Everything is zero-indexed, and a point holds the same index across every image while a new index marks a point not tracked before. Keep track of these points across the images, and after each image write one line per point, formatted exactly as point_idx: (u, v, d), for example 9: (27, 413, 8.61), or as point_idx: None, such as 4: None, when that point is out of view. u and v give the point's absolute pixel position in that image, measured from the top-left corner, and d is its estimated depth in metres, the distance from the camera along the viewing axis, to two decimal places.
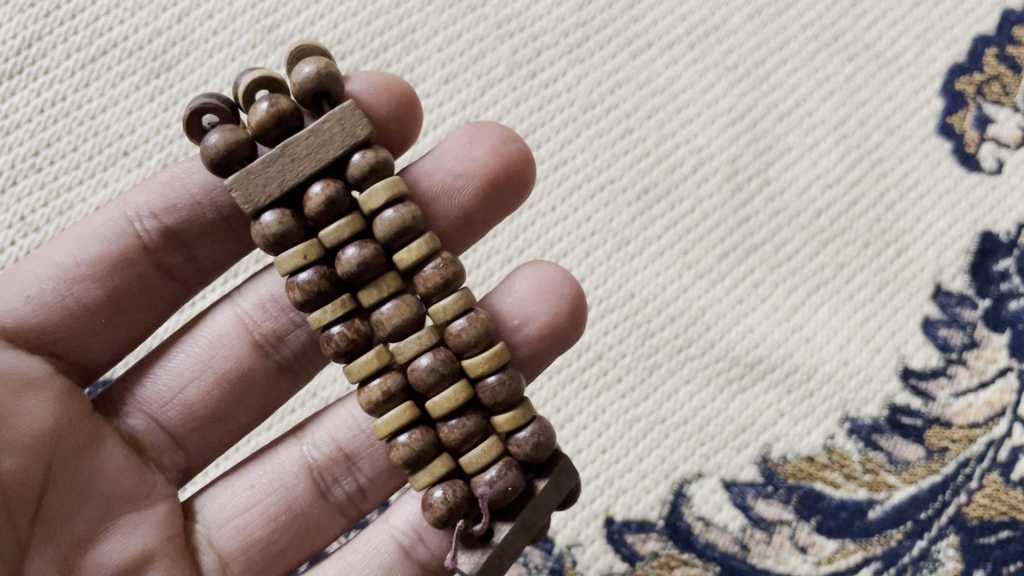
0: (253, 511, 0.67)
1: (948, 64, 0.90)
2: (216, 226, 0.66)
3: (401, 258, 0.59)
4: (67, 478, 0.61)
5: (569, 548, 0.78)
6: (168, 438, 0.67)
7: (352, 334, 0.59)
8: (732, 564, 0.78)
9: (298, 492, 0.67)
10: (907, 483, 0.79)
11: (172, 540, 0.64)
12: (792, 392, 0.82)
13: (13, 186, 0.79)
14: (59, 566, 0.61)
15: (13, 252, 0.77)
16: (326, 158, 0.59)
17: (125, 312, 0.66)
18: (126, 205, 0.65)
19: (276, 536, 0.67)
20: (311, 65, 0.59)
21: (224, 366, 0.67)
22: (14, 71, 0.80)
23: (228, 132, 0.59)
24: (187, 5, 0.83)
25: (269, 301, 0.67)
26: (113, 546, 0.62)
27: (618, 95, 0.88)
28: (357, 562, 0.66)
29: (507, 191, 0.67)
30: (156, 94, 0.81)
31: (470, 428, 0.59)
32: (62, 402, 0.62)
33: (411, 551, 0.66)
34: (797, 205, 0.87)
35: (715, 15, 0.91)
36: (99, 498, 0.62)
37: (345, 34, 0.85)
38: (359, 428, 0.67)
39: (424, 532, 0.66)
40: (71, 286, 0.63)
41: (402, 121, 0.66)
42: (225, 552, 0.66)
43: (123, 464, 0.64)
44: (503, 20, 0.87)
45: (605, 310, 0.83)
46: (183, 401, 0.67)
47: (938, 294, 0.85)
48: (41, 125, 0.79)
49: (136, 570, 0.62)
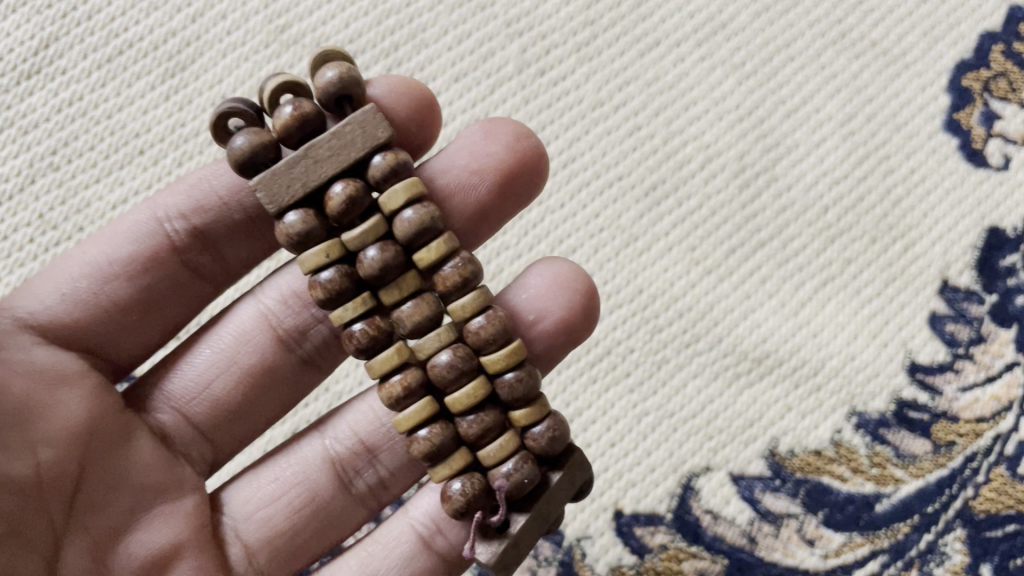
0: (278, 503, 0.68)
1: (954, 61, 0.91)
2: (242, 225, 0.67)
3: (421, 258, 0.60)
4: (99, 471, 0.63)
5: (578, 541, 0.79)
6: (196, 432, 0.68)
7: (373, 331, 0.60)
8: (740, 557, 0.79)
9: (321, 484, 0.68)
10: (914, 476, 0.80)
11: (200, 531, 0.66)
12: (799, 386, 0.83)
13: (31, 185, 0.80)
14: (91, 556, 0.62)
15: (32, 250, 0.79)
16: (347, 160, 0.60)
17: (154, 310, 0.67)
18: (155, 207, 0.66)
19: (300, 527, 0.68)
20: (334, 70, 0.61)
21: (249, 362, 0.68)
22: (32, 72, 0.81)
23: (253, 135, 0.60)
24: (201, 6, 0.84)
25: (291, 296, 0.68)
26: (144, 536, 0.64)
27: (626, 92, 0.89)
28: (378, 553, 0.67)
29: (522, 186, 0.68)
30: (171, 93, 0.83)
31: (488, 423, 0.60)
32: (95, 397, 0.64)
33: (429, 541, 0.67)
34: (805, 201, 0.88)
35: (722, 12, 0.91)
36: (130, 491, 0.64)
37: (356, 34, 0.86)
38: (380, 421, 0.68)
39: (445, 524, 0.66)
40: (103, 286, 0.65)
41: (421, 122, 0.67)
42: (252, 543, 0.67)
43: (153, 457, 0.65)
44: (512, 19, 0.88)
45: (614, 306, 0.84)
46: (209, 396, 0.68)
47: (945, 290, 0.85)
48: (58, 124, 0.81)
49: (166, 560, 0.64)
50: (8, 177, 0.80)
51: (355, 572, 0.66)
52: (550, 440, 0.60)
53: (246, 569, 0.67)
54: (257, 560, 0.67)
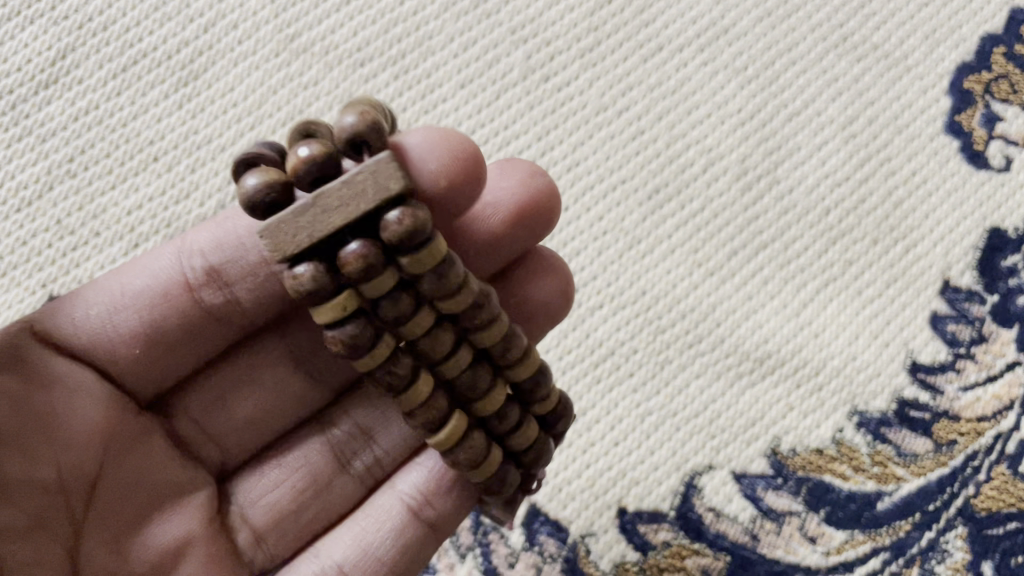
0: (281, 486, 0.71)
1: (956, 63, 0.92)
2: (258, 268, 0.66)
3: (411, 262, 0.59)
4: (111, 470, 0.65)
5: (582, 538, 0.80)
6: (206, 435, 0.70)
7: (400, 374, 0.61)
8: (742, 554, 0.80)
9: (321, 467, 0.71)
10: (915, 475, 0.81)
11: (209, 525, 0.68)
12: (801, 386, 0.84)
13: (49, 192, 0.82)
14: (109, 551, 0.64)
15: (50, 254, 0.80)
16: (358, 212, 0.58)
17: (169, 347, 0.67)
18: (180, 244, 0.67)
19: (302, 509, 0.71)
20: (354, 114, 0.60)
21: (261, 376, 0.70)
22: (49, 81, 0.84)
23: (264, 173, 0.58)
24: (213, 16, 0.86)
25: (303, 318, 0.70)
26: (156, 532, 0.66)
27: (629, 97, 0.90)
28: (370, 526, 0.69)
29: (536, 219, 0.69)
30: (185, 101, 0.85)
31: (516, 421, 0.65)
32: (112, 403, 0.66)
33: (418, 511, 0.69)
34: (807, 204, 0.89)
35: (724, 17, 0.93)
36: (145, 489, 0.66)
37: (365, 41, 0.88)
38: (373, 404, 0.71)
39: (433, 496, 0.69)
40: (121, 310, 0.66)
41: (458, 181, 0.65)
42: (259, 526, 0.70)
43: (166, 457, 0.68)
44: (517, 26, 0.90)
45: (617, 307, 0.85)
46: (221, 406, 0.70)
47: (946, 290, 0.86)
48: (75, 132, 0.83)
49: (178, 554, 0.66)
50: (27, 184, 0.82)
51: (349, 545, 0.68)
52: (535, 391, 0.66)
53: (254, 552, 0.70)
54: (265, 545, 0.70)
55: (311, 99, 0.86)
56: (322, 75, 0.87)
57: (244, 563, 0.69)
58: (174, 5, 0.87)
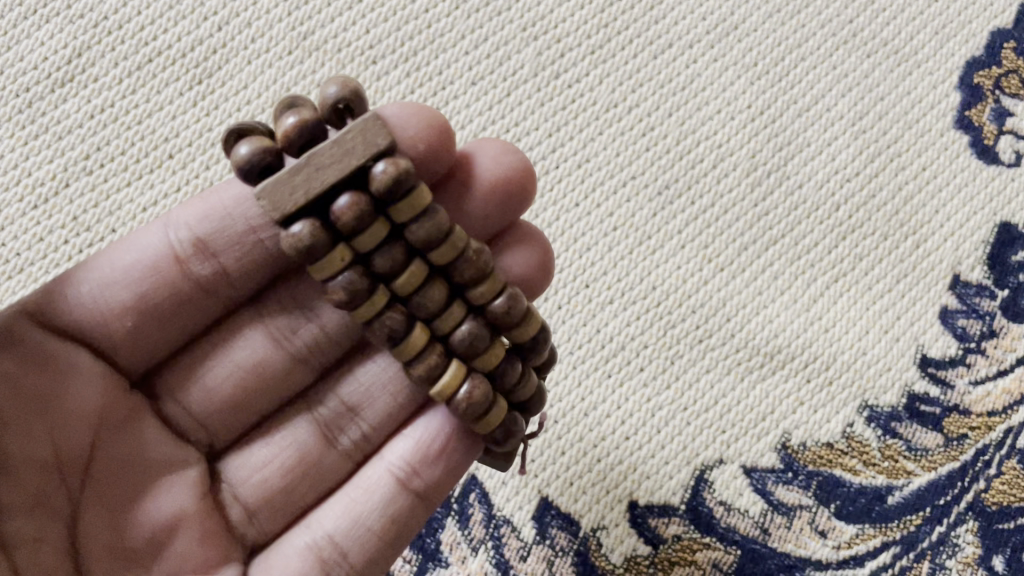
0: (270, 464, 0.71)
1: (965, 59, 0.92)
2: (244, 237, 0.67)
3: (394, 212, 0.62)
4: (109, 447, 0.66)
5: (593, 531, 0.81)
6: (193, 419, 0.70)
7: (396, 322, 0.63)
8: (753, 547, 0.80)
9: (309, 445, 0.71)
10: (926, 470, 0.81)
11: (204, 501, 0.68)
12: (811, 381, 0.84)
13: (66, 188, 0.83)
14: (108, 525, 0.65)
15: (68, 251, 0.81)
16: (349, 167, 0.61)
17: (160, 320, 0.67)
18: (165, 219, 0.67)
19: (292, 485, 0.71)
20: (336, 86, 0.63)
21: (245, 356, 0.70)
22: (65, 80, 0.85)
23: (254, 142, 0.61)
24: (226, 14, 0.87)
25: (286, 297, 0.70)
26: (153, 508, 0.66)
27: (639, 93, 0.90)
28: (360, 498, 0.69)
29: (520, 197, 0.70)
30: (199, 98, 0.85)
31: (516, 373, 0.66)
32: (107, 382, 0.67)
33: (406, 482, 0.70)
34: (817, 199, 0.89)
35: (734, 14, 0.93)
36: (141, 464, 0.67)
37: (377, 40, 0.89)
38: (359, 382, 0.72)
39: (421, 464, 0.69)
40: (109, 289, 0.66)
41: (437, 149, 0.66)
42: (251, 502, 0.70)
43: (159, 436, 0.68)
44: (527, 23, 0.91)
45: (627, 302, 0.86)
46: (206, 387, 0.70)
47: (956, 285, 0.87)
48: (91, 130, 0.84)
49: (173, 529, 0.66)
50: (43, 180, 0.83)
51: (341, 516, 0.69)
52: (536, 346, 0.66)
53: (247, 529, 0.70)
54: (257, 523, 0.70)
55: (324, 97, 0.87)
56: (334, 73, 0.87)
57: (239, 538, 0.69)
58: (188, 4, 0.87)
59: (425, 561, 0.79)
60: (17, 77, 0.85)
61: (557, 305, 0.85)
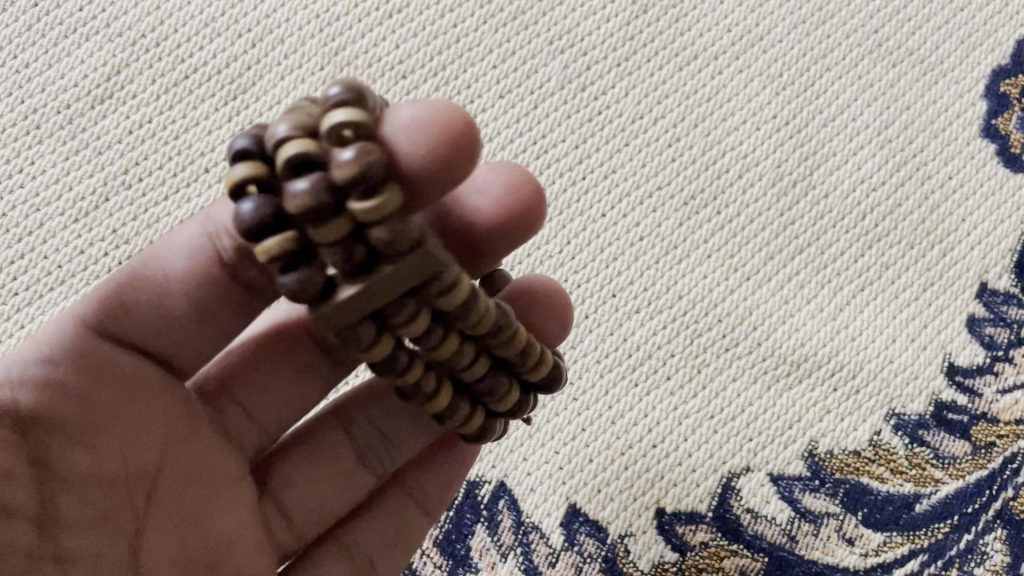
0: (303, 476, 0.68)
1: (992, 67, 0.93)
2: None
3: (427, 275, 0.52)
4: (175, 461, 0.61)
5: (621, 538, 0.81)
6: (244, 421, 0.66)
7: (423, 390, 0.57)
8: (780, 555, 0.81)
9: (341, 457, 0.69)
10: (954, 477, 0.82)
11: (253, 513, 0.65)
12: (837, 390, 0.85)
13: (106, 202, 0.85)
14: (175, 542, 0.60)
15: (108, 263, 0.83)
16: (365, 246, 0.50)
17: (200, 326, 0.60)
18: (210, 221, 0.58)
19: (325, 499, 0.69)
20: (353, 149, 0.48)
21: (292, 363, 0.66)
22: (105, 97, 0.87)
23: (263, 201, 0.49)
24: (260, 31, 0.89)
25: None
26: (213, 525, 0.62)
27: (665, 105, 0.91)
28: (381, 515, 0.71)
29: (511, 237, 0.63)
30: (233, 113, 0.87)
31: (525, 404, 0.62)
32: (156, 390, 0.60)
33: (418, 499, 0.71)
34: (842, 208, 0.90)
35: (759, 25, 0.94)
36: (204, 477, 0.62)
37: (407, 54, 0.90)
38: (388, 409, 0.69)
39: (426, 482, 0.71)
40: (150, 298, 0.58)
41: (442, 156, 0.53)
42: (290, 510, 0.68)
43: (214, 445, 0.64)
44: (554, 36, 0.92)
45: (654, 311, 0.86)
46: (258, 395, 0.66)
47: (984, 293, 0.87)
48: (130, 145, 0.86)
49: (233, 541, 0.63)
50: (84, 195, 0.85)
51: (367, 531, 0.70)
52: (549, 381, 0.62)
53: (287, 537, 0.68)
54: (297, 530, 0.68)
55: None
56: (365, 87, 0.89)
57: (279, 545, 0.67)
58: (222, 20, 0.89)
59: (456, 567, 0.80)
60: (58, 94, 0.87)
61: (584, 315, 0.86)
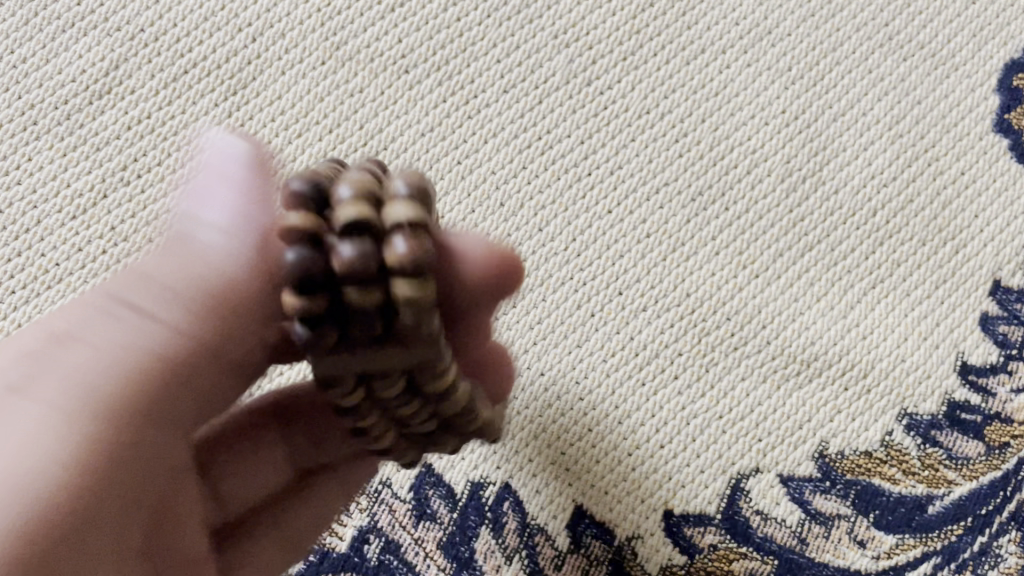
0: (235, 467, 0.69)
1: (1004, 61, 0.92)
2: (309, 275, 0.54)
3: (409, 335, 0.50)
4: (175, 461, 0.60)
5: (628, 540, 0.80)
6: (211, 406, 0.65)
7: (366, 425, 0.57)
8: (791, 557, 0.79)
9: (271, 452, 0.70)
10: (967, 478, 0.81)
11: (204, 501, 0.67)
12: (848, 389, 0.84)
13: (104, 199, 0.83)
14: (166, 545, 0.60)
15: (106, 260, 0.82)
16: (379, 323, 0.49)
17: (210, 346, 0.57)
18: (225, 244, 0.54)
19: (251, 484, 0.70)
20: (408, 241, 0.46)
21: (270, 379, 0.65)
22: (103, 91, 0.86)
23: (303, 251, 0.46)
24: (260, 25, 0.88)
25: None
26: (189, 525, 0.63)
27: (672, 99, 0.90)
28: (301, 509, 0.73)
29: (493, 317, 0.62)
30: (233, 109, 0.86)
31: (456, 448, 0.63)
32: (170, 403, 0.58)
33: (339, 498, 0.74)
34: (853, 205, 0.88)
35: (768, 18, 0.92)
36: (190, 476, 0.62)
37: (410, 48, 0.89)
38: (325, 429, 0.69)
39: (346, 486, 0.73)
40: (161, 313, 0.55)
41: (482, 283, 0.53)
42: (222, 492, 0.69)
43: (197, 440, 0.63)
44: (559, 30, 0.91)
45: (661, 309, 0.85)
46: None
47: (997, 291, 0.86)
48: (129, 141, 0.85)
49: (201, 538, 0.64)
50: (82, 191, 0.83)
51: (279, 519, 0.72)
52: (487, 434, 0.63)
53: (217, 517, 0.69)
54: (226, 509, 0.70)
55: (357, 105, 0.87)
56: (367, 82, 0.87)
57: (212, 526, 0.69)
58: (223, 14, 0.88)
59: (460, 570, 0.78)
60: (56, 89, 0.85)
61: (589, 314, 0.85)
